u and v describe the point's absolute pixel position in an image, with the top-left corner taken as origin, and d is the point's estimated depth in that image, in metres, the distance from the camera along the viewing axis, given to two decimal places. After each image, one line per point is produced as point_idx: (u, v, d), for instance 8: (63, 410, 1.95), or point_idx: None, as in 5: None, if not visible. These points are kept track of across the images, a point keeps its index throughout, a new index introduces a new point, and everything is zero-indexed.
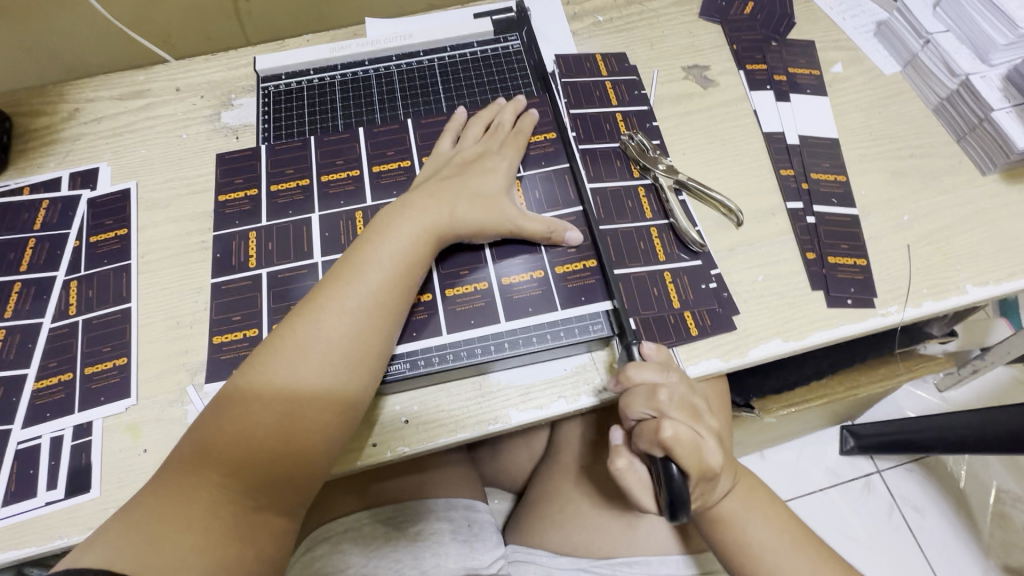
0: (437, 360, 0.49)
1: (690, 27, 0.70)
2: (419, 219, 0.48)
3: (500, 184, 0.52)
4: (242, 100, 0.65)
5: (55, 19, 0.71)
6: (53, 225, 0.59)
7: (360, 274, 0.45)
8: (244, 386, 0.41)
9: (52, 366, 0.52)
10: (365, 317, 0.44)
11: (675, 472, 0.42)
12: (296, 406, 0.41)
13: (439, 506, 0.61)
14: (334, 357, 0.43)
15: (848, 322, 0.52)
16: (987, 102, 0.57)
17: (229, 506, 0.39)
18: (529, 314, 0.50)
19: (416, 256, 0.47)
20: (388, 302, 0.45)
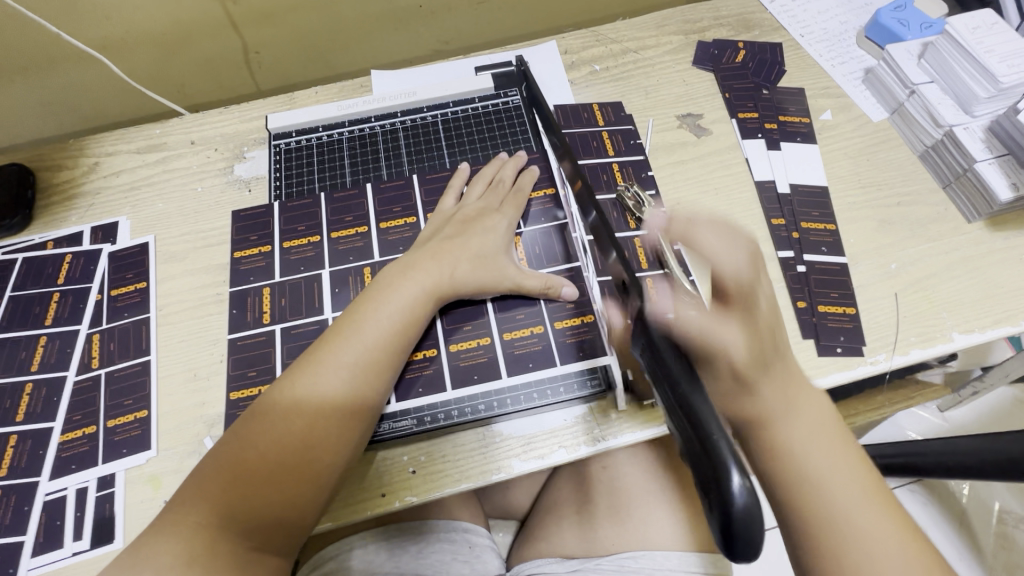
0: (442, 416, 0.51)
1: (683, 75, 0.72)
2: (419, 279, 0.51)
3: (501, 244, 0.55)
4: (254, 153, 0.68)
5: (75, 77, 0.74)
6: (76, 279, 0.62)
7: (358, 327, 0.48)
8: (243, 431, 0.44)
9: (76, 418, 0.54)
10: (359, 368, 0.47)
11: (733, 480, 0.27)
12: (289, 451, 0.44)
13: (442, 527, 0.67)
14: (326, 407, 0.45)
15: (838, 370, 0.54)
16: (971, 154, 0.59)
17: (223, 544, 0.40)
18: (530, 369, 0.53)
19: (413, 310, 0.50)
20: (384, 355, 0.48)
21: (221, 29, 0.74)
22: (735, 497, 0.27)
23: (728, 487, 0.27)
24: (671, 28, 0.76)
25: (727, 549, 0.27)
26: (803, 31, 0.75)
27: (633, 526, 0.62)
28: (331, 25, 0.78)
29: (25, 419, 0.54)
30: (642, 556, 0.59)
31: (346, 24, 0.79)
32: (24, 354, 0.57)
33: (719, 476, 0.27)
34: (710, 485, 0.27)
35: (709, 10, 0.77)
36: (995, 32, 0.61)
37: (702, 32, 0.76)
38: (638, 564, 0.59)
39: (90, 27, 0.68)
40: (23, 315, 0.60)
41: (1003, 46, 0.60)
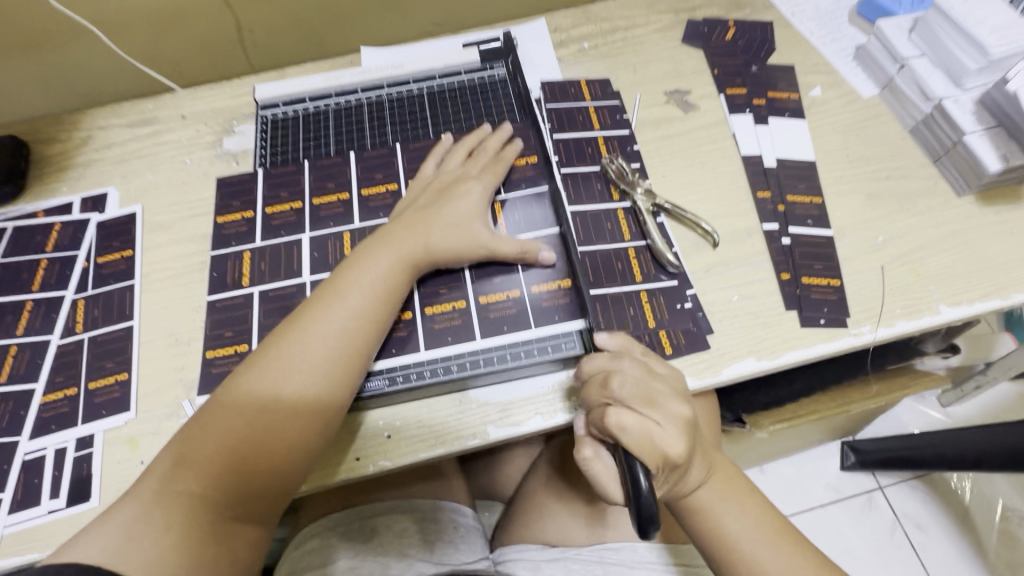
0: (415, 376, 0.51)
1: (672, 53, 0.72)
2: (395, 250, 0.51)
3: (475, 210, 0.54)
4: (243, 127, 0.69)
5: (71, 53, 0.75)
6: (64, 247, 0.62)
7: (334, 298, 0.48)
8: (221, 409, 0.44)
9: (58, 380, 0.55)
10: (337, 345, 0.46)
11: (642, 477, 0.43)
12: (269, 431, 0.44)
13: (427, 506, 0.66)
14: (301, 387, 0.45)
15: (821, 341, 0.53)
16: (960, 126, 0.58)
17: (202, 520, 0.42)
18: (505, 333, 0.53)
19: (390, 282, 0.50)
20: (361, 330, 0.48)
21: (215, 6, 0.75)
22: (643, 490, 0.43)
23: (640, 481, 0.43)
24: (661, 7, 0.76)
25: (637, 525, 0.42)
26: (795, 9, 0.74)
27: (615, 513, 0.62)
28: (324, 5, 0.79)
29: (8, 380, 0.55)
30: (623, 549, 0.59)
31: (339, 3, 0.80)
32: (10, 318, 0.58)
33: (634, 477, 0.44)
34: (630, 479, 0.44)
35: None
36: (986, 4, 0.60)
37: (692, 11, 0.75)
38: (619, 556, 0.59)
39: (85, 2, 0.70)
40: (11, 281, 0.60)
41: (993, 18, 0.59)
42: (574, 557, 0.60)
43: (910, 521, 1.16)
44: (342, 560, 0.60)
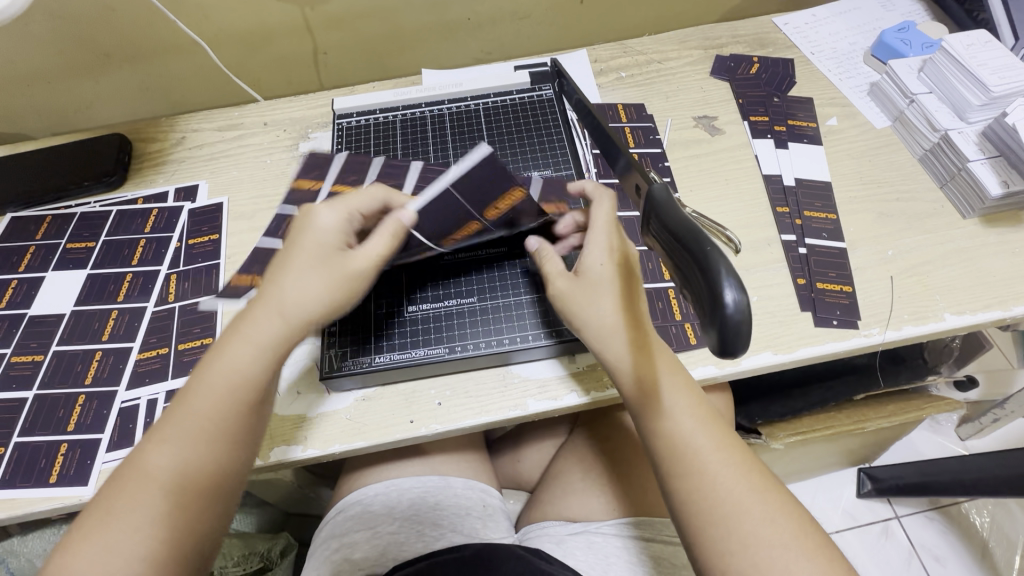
0: (470, 347, 0.58)
1: (701, 83, 0.80)
2: (265, 318, 0.47)
3: (332, 242, 0.50)
4: (318, 134, 0.79)
5: (171, 65, 0.86)
6: (160, 229, 0.71)
7: (209, 375, 0.45)
8: (108, 505, 0.42)
9: (151, 341, 0.62)
10: (207, 426, 0.44)
11: (727, 292, 0.29)
12: (151, 518, 0.42)
13: (458, 484, 0.73)
14: (184, 466, 0.43)
15: (833, 339, 0.59)
16: (964, 154, 0.64)
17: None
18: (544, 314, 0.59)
19: (260, 361, 0.46)
20: (231, 398, 0.45)
21: (298, 30, 0.86)
22: (729, 304, 0.29)
23: (723, 301, 0.29)
24: (692, 44, 0.84)
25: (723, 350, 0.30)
26: (814, 49, 0.82)
27: (632, 493, 0.68)
28: (390, 33, 0.90)
29: (109, 338, 0.63)
30: (639, 524, 0.64)
31: (404, 33, 0.90)
32: (112, 287, 0.67)
33: (717, 289, 0.29)
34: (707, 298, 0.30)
35: (728, 29, 0.86)
36: (989, 49, 0.67)
37: (720, 48, 0.84)
38: (636, 531, 0.64)
39: (190, 23, 0.81)
40: (114, 256, 0.69)
41: (995, 60, 0.66)
42: (594, 531, 0.64)
43: (927, 553, 1.16)
44: (385, 525, 0.67)
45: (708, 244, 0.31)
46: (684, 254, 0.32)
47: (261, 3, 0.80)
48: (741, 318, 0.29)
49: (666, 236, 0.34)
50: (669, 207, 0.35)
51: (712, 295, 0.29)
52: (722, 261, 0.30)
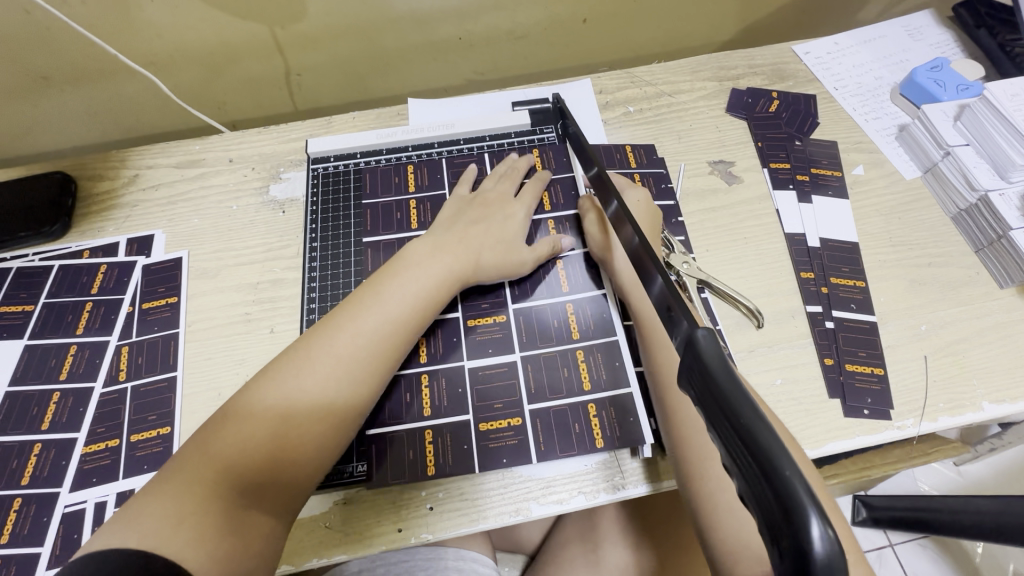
0: (467, 442, 0.52)
1: (717, 122, 0.73)
2: (441, 261, 0.54)
3: (519, 231, 0.59)
4: (291, 174, 0.70)
5: (122, 87, 0.76)
6: (109, 290, 0.63)
7: (382, 301, 0.50)
8: (262, 396, 0.45)
9: (100, 431, 0.55)
10: (374, 339, 0.48)
11: (815, 535, 0.22)
12: (304, 426, 0.44)
13: (450, 555, 0.63)
14: (341, 374, 0.47)
15: (865, 432, 0.53)
16: (1006, 221, 0.59)
17: (217, 499, 0.40)
18: (564, 396, 0.54)
19: (430, 291, 0.52)
20: (398, 326, 0.50)
21: (266, 50, 0.76)
22: (813, 547, 0.22)
23: (807, 544, 0.22)
24: (705, 74, 0.77)
25: None
26: (837, 83, 0.76)
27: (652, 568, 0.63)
28: (373, 53, 0.80)
29: (50, 428, 0.55)
30: None
31: (387, 52, 0.81)
32: (53, 363, 0.58)
33: (796, 523, 0.23)
34: (781, 532, 0.23)
35: (744, 58, 0.78)
36: None
37: (736, 80, 0.76)
38: None
39: (141, 42, 0.71)
40: (56, 323, 0.61)
41: None
42: None
43: None
44: None
45: (782, 464, 0.24)
46: (743, 453, 0.25)
47: (222, 21, 0.71)
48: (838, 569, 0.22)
49: (717, 416, 0.27)
50: (724, 376, 0.28)
51: (791, 536, 0.23)
52: (802, 485, 0.23)
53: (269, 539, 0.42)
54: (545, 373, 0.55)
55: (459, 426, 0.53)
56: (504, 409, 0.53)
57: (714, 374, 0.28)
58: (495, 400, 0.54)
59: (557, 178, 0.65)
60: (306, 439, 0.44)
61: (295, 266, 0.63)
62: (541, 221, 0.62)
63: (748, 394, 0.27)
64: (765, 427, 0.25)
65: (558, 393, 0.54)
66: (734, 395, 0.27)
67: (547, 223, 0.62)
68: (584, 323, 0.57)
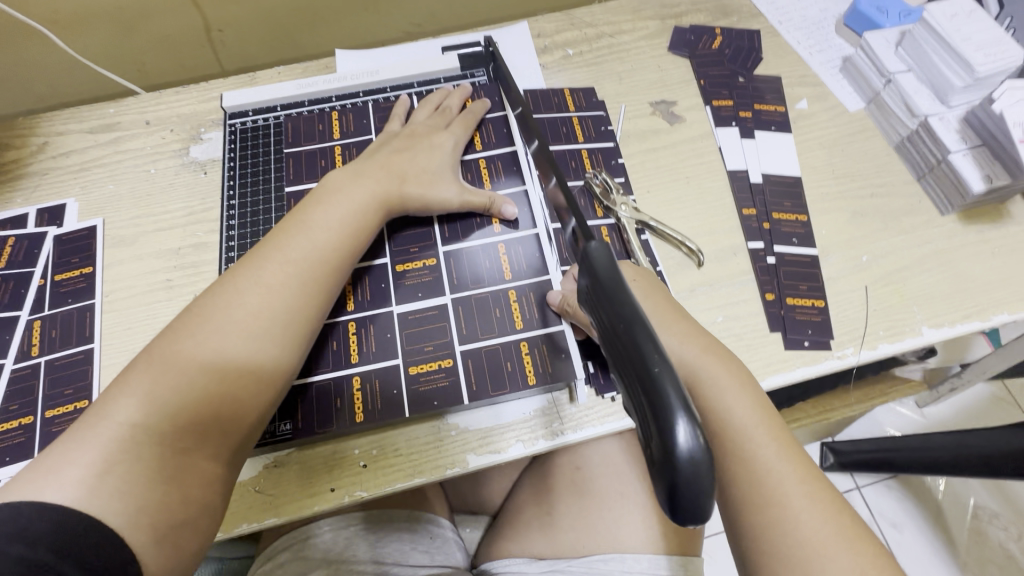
0: (395, 389, 0.49)
1: (658, 61, 0.70)
2: (369, 186, 0.51)
3: (449, 162, 0.56)
4: (212, 134, 0.66)
5: (24, 49, 0.71)
6: (19, 263, 0.59)
7: (311, 232, 0.47)
8: (181, 335, 0.41)
9: (13, 409, 0.52)
10: (307, 267, 0.45)
11: (681, 438, 0.22)
12: (232, 362, 0.41)
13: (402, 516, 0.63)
14: (273, 304, 0.43)
15: (805, 364, 0.53)
16: (945, 145, 0.58)
17: (147, 445, 0.36)
18: (498, 335, 0.51)
19: (361, 217, 0.50)
20: (330, 255, 0.47)
21: (180, 4, 0.71)
22: (678, 447, 0.22)
23: (674, 446, 0.22)
24: (647, 13, 0.74)
25: (672, 503, 0.23)
26: (782, 17, 0.73)
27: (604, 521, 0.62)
28: (298, 4, 0.76)
29: None
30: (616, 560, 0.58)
31: (314, 3, 0.76)
32: None
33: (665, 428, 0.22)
34: (653, 437, 0.23)
35: None
36: (974, 20, 0.60)
37: (679, 17, 0.74)
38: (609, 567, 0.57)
39: None
40: None
41: (981, 35, 0.58)
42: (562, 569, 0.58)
43: (885, 521, 1.07)
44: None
45: (655, 370, 0.23)
46: (624, 362, 0.25)
47: None
48: (701, 468, 0.22)
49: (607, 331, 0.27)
50: (612, 288, 0.27)
51: (660, 441, 0.22)
52: (673, 389, 0.23)
53: (210, 485, 0.39)
54: (476, 314, 0.52)
55: (387, 372, 0.50)
56: (435, 351, 0.51)
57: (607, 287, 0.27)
58: (425, 342, 0.51)
59: (489, 117, 0.62)
60: (244, 372, 0.41)
61: (218, 229, 0.60)
62: (472, 163, 0.59)
63: (637, 305, 0.26)
64: (647, 336, 0.24)
65: (490, 332, 0.51)
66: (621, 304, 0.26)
67: (478, 163, 0.59)
68: (516, 263, 0.54)
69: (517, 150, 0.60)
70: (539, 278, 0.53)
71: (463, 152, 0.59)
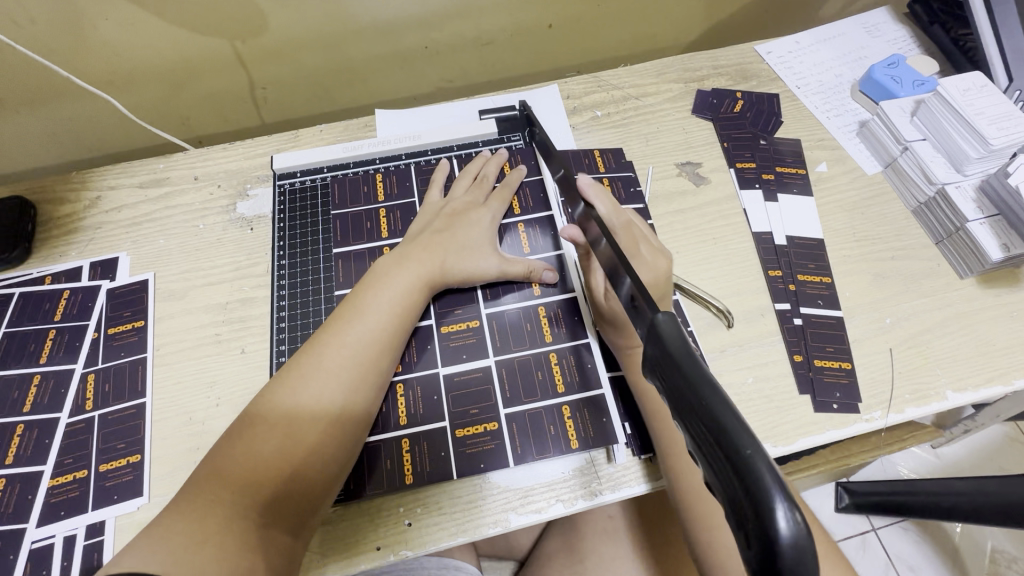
0: (442, 449, 0.52)
1: (683, 123, 0.74)
2: (417, 267, 0.54)
3: (489, 233, 0.59)
4: (257, 191, 0.68)
5: (78, 107, 0.75)
6: (73, 317, 0.61)
7: (367, 312, 0.50)
8: (257, 418, 0.44)
9: (67, 462, 0.54)
10: (365, 344, 0.48)
11: (779, 521, 0.21)
12: (305, 439, 0.44)
13: (432, 563, 0.59)
14: (336, 382, 0.46)
15: (834, 427, 0.54)
16: (962, 213, 0.60)
17: (235, 521, 0.39)
18: (540, 399, 0.54)
19: (413, 295, 0.52)
20: (386, 332, 0.50)
21: (229, 65, 0.75)
22: (780, 531, 0.21)
23: (774, 530, 0.21)
24: (671, 76, 0.78)
25: None
26: (799, 82, 0.77)
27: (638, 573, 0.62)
28: (340, 65, 0.80)
29: (14, 462, 0.53)
30: None
31: (354, 64, 0.80)
32: (17, 394, 0.57)
33: (762, 509, 0.21)
34: (749, 517, 0.22)
35: (709, 59, 0.79)
36: (985, 94, 0.63)
37: (701, 81, 0.77)
38: None
39: (99, 60, 0.70)
40: (18, 353, 0.59)
41: (993, 109, 0.61)
42: None
43: (904, 566, 1.06)
44: None
45: (744, 444, 0.23)
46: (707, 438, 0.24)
47: (183, 38, 0.70)
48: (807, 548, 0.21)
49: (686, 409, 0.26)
50: (687, 361, 0.27)
51: (758, 527, 0.21)
52: (765, 465, 0.22)
53: (288, 559, 0.41)
54: (519, 377, 0.55)
55: (436, 433, 0.52)
56: (480, 414, 0.53)
57: (680, 362, 0.28)
58: (470, 405, 0.53)
59: (525, 181, 0.65)
60: (312, 446, 0.44)
61: (265, 284, 0.62)
62: (510, 226, 0.62)
63: (713, 379, 0.26)
64: (728, 412, 0.24)
65: (533, 396, 0.54)
66: (694, 374, 0.26)
67: (516, 226, 0.62)
68: (555, 326, 0.57)
69: (553, 213, 0.63)
70: (577, 341, 0.56)
71: (502, 218, 0.62)
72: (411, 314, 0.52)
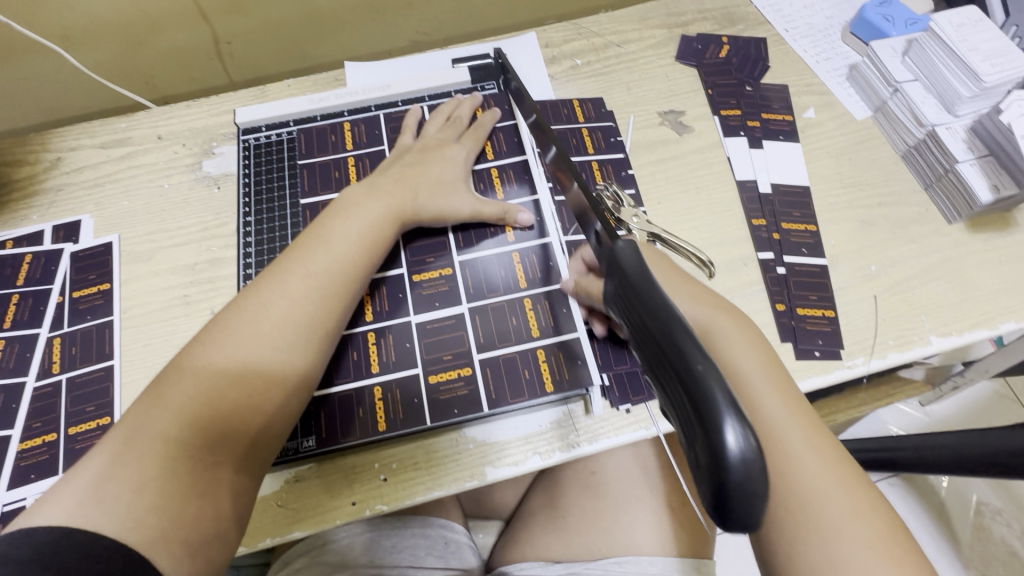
0: (415, 397, 0.51)
1: (667, 70, 0.71)
2: (383, 201, 0.52)
3: (461, 174, 0.57)
4: (224, 149, 0.66)
5: (34, 65, 0.71)
6: (36, 280, 0.59)
7: (329, 245, 0.48)
8: (212, 348, 0.42)
9: (35, 426, 0.53)
10: (328, 281, 0.46)
11: (729, 439, 0.20)
12: (261, 375, 0.42)
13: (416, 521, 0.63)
14: (297, 314, 0.44)
15: (816, 374, 0.54)
16: (952, 154, 0.58)
17: (182, 460, 0.37)
18: (516, 343, 0.53)
19: (377, 231, 0.50)
20: (349, 267, 0.48)
21: (189, 17, 0.71)
22: (728, 449, 0.21)
23: (723, 448, 0.21)
24: (654, 21, 0.74)
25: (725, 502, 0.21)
26: (788, 25, 0.74)
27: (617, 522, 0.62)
28: (307, 16, 0.76)
29: None
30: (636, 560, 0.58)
31: (322, 15, 0.77)
32: None
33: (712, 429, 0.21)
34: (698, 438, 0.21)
35: (694, 2, 0.75)
36: (980, 30, 0.60)
37: (686, 26, 0.74)
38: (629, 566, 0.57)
39: (52, 15, 0.66)
40: None
41: (988, 44, 0.59)
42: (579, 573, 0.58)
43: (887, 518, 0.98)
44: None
45: (696, 363, 0.22)
46: (661, 361, 0.24)
47: None
48: (756, 463, 0.21)
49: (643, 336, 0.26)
50: (644, 287, 0.26)
51: (706, 446, 0.21)
52: (718, 386, 0.21)
53: (242, 501, 0.40)
54: (494, 323, 0.53)
55: (408, 382, 0.51)
56: (454, 360, 0.52)
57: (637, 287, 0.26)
58: (444, 351, 0.52)
59: (499, 126, 0.63)
60: (270, 381, 0.42)
61: (233, 244, 0.61)
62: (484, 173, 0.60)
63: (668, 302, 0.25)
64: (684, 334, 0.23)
65: (507, 341, 0.53)
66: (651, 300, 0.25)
67: (490, 173, 0.60)
68: (530, 273, 0.55)
69: (528, 159, 0.61)
70: (552, 287, 0.54)
71: (475, 162, 0.60)
72: (375, 250, 0.50)
